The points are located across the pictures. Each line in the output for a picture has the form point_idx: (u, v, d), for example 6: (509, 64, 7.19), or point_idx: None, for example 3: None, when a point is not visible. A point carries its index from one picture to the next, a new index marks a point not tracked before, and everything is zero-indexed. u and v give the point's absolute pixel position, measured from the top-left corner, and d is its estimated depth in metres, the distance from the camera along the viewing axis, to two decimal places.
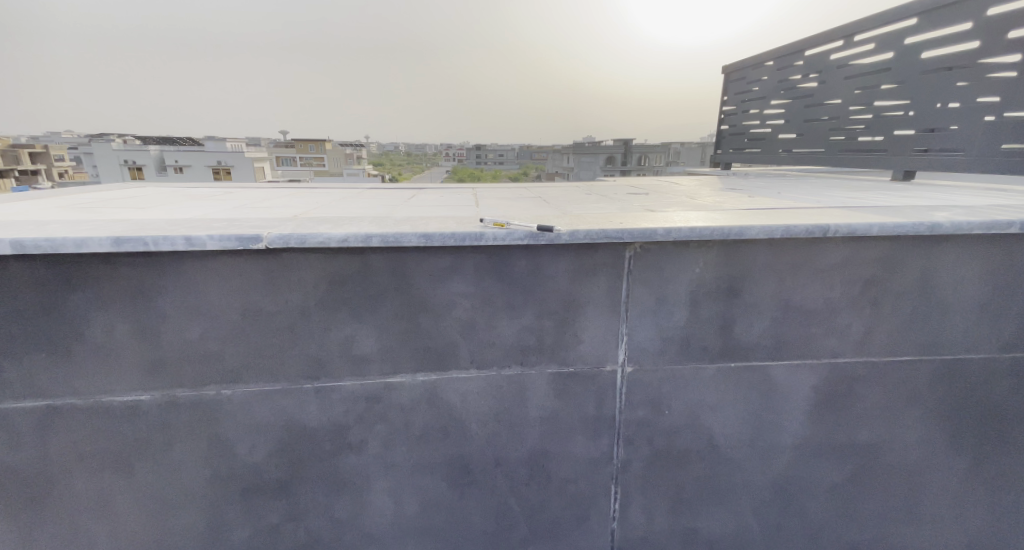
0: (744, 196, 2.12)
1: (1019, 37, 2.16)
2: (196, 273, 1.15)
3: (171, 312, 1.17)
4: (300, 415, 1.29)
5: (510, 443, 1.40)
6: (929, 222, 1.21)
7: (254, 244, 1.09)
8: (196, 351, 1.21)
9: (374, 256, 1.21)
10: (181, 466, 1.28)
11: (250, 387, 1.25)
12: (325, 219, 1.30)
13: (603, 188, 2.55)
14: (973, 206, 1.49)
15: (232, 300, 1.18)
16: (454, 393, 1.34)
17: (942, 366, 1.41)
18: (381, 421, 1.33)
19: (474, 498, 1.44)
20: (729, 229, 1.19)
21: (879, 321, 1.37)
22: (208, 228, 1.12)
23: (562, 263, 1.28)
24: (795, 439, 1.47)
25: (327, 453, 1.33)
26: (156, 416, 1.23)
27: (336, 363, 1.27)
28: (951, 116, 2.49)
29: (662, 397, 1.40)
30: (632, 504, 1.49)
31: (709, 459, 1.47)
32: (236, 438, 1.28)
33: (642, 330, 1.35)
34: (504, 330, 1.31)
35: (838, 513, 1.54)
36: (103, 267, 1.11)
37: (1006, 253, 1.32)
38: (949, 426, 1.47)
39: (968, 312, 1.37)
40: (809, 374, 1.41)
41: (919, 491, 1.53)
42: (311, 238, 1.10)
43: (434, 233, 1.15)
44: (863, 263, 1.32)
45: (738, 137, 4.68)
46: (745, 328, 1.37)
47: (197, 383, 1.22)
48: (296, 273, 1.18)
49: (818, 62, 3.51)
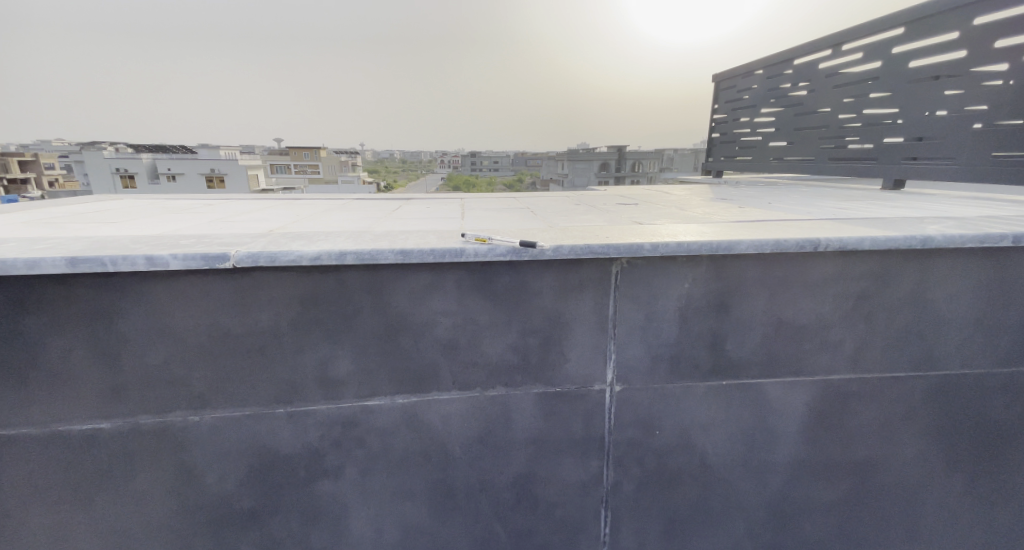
0: (735, 205, 2.10)
1: (1007, 45, 2.16)
2: (160, 294, 1.09)
3: (133, 336, 1.11)
4: (272, 441, 1.23)
5: (495, 467, 1.35)
6: (922, 235, 1.18)
7: (221, 262, 1.04)
8: (160, 376, 1.14)
9: (349, 274, 1.15)
10: (144, 497, 1.21)
11: (218, 413, 1.19)
12: (300, 235, 1.25)
13: (593, 198, 2.52)
14: (965, 216, 1.46)
15: (199, 322, 1.13)
16: (435, 416, 1.28)
17: (937, 382, 1.37)
18: (358, 446, 1.27)
19: (458, 524, 1.37)
20: (717, 244, 1.15)
21: (872, 337, 1.34)
22: (173, 246, 1.07)
23: (547, 279, 1.23)
24: (789, 459, 1.42)
25: (301, 480, 1.27)
26: (117, 445, 1.16)
27: (311, 386, 1.21)
28: (939, 124, 2.49)
29: (652, 416, 1.35)
30: (623, 529, 1.43)
31: (702, 481, 1.42)
32: (204, 466, 1.22)
33: (631, 348, 1.30)
34: (487, 349, 1.26)
35: (835, 534, 1.49)
36: (58, 289, 1.05)
37: (1002, 266, 1.29)
38: (946, 443, 1.43)
39: (963, 327, 1.33)
40: (803, 391, 1.37)
41: (917, 511, 1.49)
42: (281, 256, 1.05)
43: (412, 249, 1.10)
44: (855, 277, 1.28)
45: (729, 144, 4.68)
46: (737, 345, 1.33)
47: (162, 409, 1.16)
48: (267, 293, 1.13)
49: (808, 70, 3.52)
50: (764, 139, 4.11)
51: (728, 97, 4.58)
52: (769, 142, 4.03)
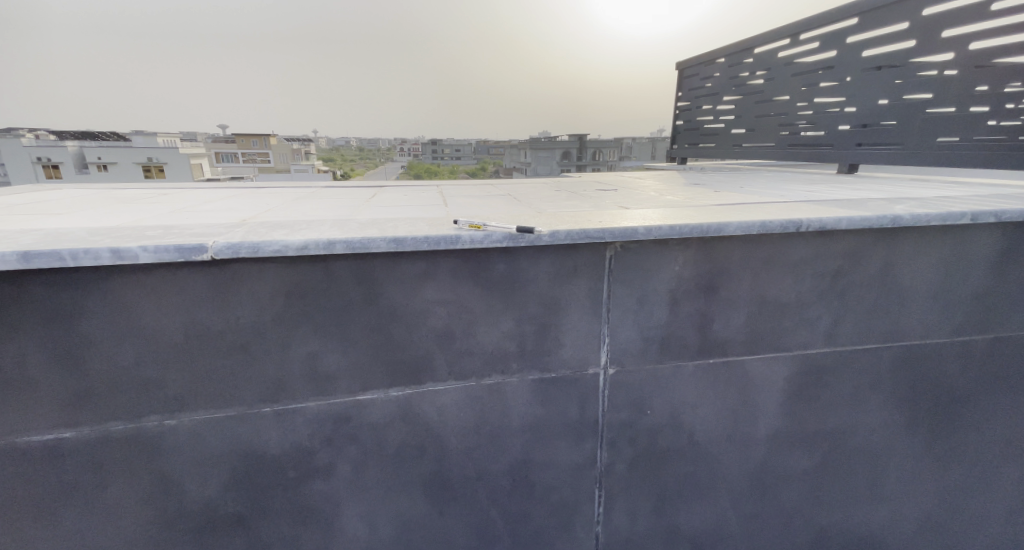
0: (709, 190, 2.15)
1: (952, 36, 2.30)
2: (129, 290, 1.00)
3: (99, 337, 1.01)
4: (258, 442, 1.16)
5: (491, 455, 1.33)
6: (892, 214, 1.24)
7: (198, 255, 0.96)
8: (132, 379, 1.05)
9: (337, 264, 1.09)
10: (118, 509, 1.12)
11: (198, 415, 1.11)
12: (280, 224, 1.17)
13: (571, 185, 2.51)
14: (924, 196, 1.56)
15: (174, 320, 1.04)
16: (430, 408, 1.25)
17: (901, 351, 1.47)
18: (351, 442, 1.22)
19: (455, 514, 1.36)
20: (708, 227, 1.17)
21: (845, 312, 1.41)
22: (140, 238, 0.98)
23: (543, 264, 1.22)
24: (770, 431, 1.49)
25: (290, 481, 1.21)
26: (84, 455, 1.07)
27: (299, 383, 1.15)
28: (889, 111, 2.65)
29: (644, 397, 1.38)
30: (616, 507, 1.46)
31: (690, 457, 1.47)
32: (184, 473, 1.13)
33: (624, 331, 1.32)
34: (483, 338, 1.24)
35: (810, 499, 1.59)
36: (9, 287, 0.94)
37: (957, 242, 1.39)
38: (908, 408, 1.54)
39: (924, 300, 1.43)
40: (783, 366, 1.43)
41: (882, 472, 1.60)
42: (264, 246, 0.97)
43: (405, 237, 1.06)
44: (831, 256, 1.35)
45: (693, 132, 4.81)
46: (723, 325, 1.37)
47: (133, 415, 1.07)
48: (249, 286, 1.06)
49: (767, 59, 3.63)
50: (726, 126, 4.24)
51: (692, 85, 4.73)
52: (731, 129, 4.16)
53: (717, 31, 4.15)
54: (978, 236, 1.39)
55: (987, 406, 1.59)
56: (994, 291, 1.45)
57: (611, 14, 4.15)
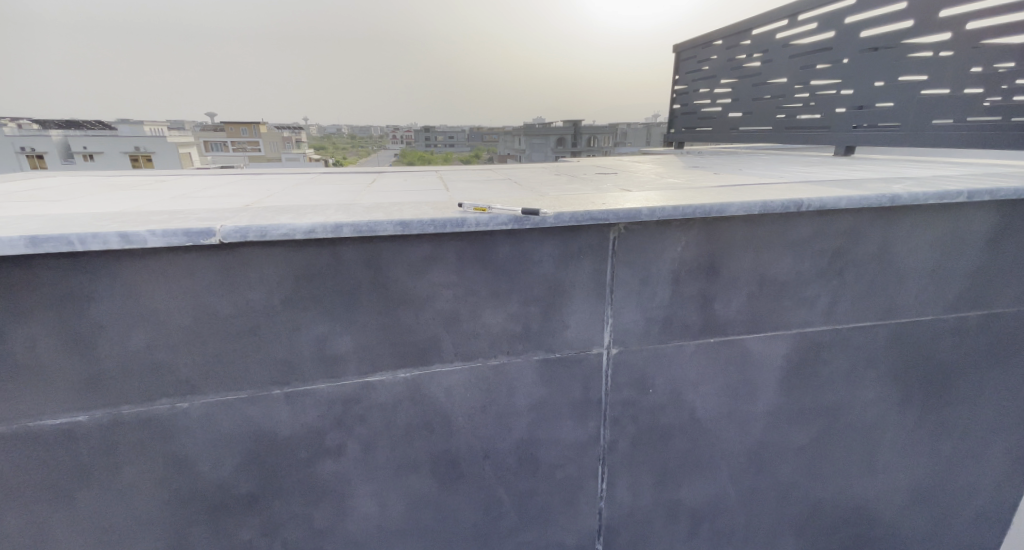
0: (709, 173, 2.16)
1: (948, 16, 2.30)
2: (138, 275, 1.01)
3: (109, 321, 1.02)
4: (270, 423, 1.18)
5: (498, 434, 1.36)
6: (891, 193, 1.25)
7: (205, 238, 0.96)
8: (142, 363, 1.06)
9: (344, 247, 1.10)
10: (132, 490, 1.14)
11: (209, 398, 1.12)
12: (284, 208, 1.17)
13: (571, 169, 2.52)
14: (921, 176, 1.58)
15: (183, 304, 1.05)
16: (438, 388, 1.27)
17: (897, 329, 1.51)
18: (360, 423, 1.24)
19: (462, 492, 1.39)
20: (711, 207, 1.17)
21: (843, 290, 1.44)
22: (147, 222, 0.98)
23: (547, 247, 1.23)
24: (769, 407, 1.53)
25: (301, 462, 1.23)
26: (97, 438, 1.08)
27: (308, 365, 1.16)
28: (886, 93, 2.66)
29: (646, 376, 1.41)
30: (619, 483, 1.50)
31: (690, 434, 1.50)
32: (197, 454, 1.15)
33: (627, 311, 1.33)
34: (488, 319, 1.25)
35: (807, 473, 1.63)
36: (17, 272, 0.94)
37: (953, 221, 1.42)
38: (903, 384, 1.58)
39: (919, 278, 1.46)
40: (782, 344, 1.46)
41: (875, 446, 1.65)
42: (272, 230, 0.97)
43: (412, 220, 1.05)
44: (831, 236, 1.37)
45: (689, 116, 4.81)
46: (724, 305, 1.39)
47: (145, 398, 1.08)
48: (257, 270, 1.07)
49: (765, 41, 3.61)
50: (722, 110, 4.24)
51: (688, 68, 4.70)
52: (728, 112, 4.16)
53: (705, 22, 4.13)
54: (972, 214, 1.42)
55: (978, 380, 1.64)
56: (986, 268, 1.49)
57: (605, 10, 4.13)
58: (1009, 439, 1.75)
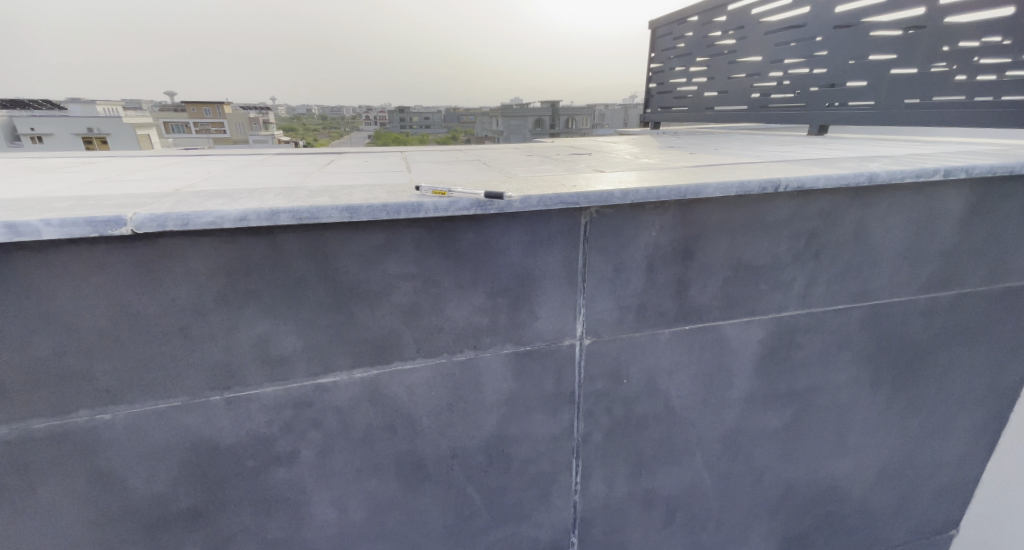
0: (685, 153, 2.09)
1: None
2: (40, 272, 0.88)
3: (4, 324, 0.89)
4: (210, 432, 1.07)
5: (466, 432, 1.28)
6: (870, 172, 1.19)
7: (115, 229, 0.83)
8: (52, 371, 0.94)
9: (286, 237, 0.98)
10: (54, 512, 1.02)
11: (134, 408, 1.00)
12: (217, 192, 1.04)
13: (543, 148, 2.43)
14: (895, 154, 1.54)
15: (97, 304, 0.93)
16: (398, 387, 1.18)
17: (870, 311, 1.49)
18: (314, 427, 1.15)
19: (430, 493, 1.31)
20: (687, 189, 1.09)
21: (818, 273, 1.40)
22: (44, 210, 0.83)
23: (514, 233, 1.13)
24: (743, 393, 1.50)
25: (249, 471, 1.13)
26: (5, 457, 0.96)
27: (250, 367, 1.05)
28: (858, 71, 2.62)
29: (620, 366, 1.35)
30: (594, 476, 1.45)
31: (665, 423, 1.46)
32: (126, 469, 1.04)
33: (600, 300, 1.26)
34: (451, 313, 1.16)
35: (781, 456, 1.62)
36: None
37: (925, 200, 1.38)
38: (874, 364, 1.57)
39: (893, 259, 1.44)
40: (758, 329, 1.42)
41: (847, 427, 1.65)
42: (194, 218, 0.84)
43: (361, 205, 0.93)
44: (807, 218, 1.33)
45: (665, 95, 4.73)
46: (700, 290, 1.33)
47: (58, 410, 0.96)
48: (184, 265, 0.95)
49: (740, 17, 3.53)
50: (698, 89, 4.18)
51: (663, 46, 4.61)
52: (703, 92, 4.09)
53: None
54: (946, 192, 1.39)
55: (946, 359, 1.64)
56: (958, 246, 1.47)
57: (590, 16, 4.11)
58: (972, 416, 1.78)
